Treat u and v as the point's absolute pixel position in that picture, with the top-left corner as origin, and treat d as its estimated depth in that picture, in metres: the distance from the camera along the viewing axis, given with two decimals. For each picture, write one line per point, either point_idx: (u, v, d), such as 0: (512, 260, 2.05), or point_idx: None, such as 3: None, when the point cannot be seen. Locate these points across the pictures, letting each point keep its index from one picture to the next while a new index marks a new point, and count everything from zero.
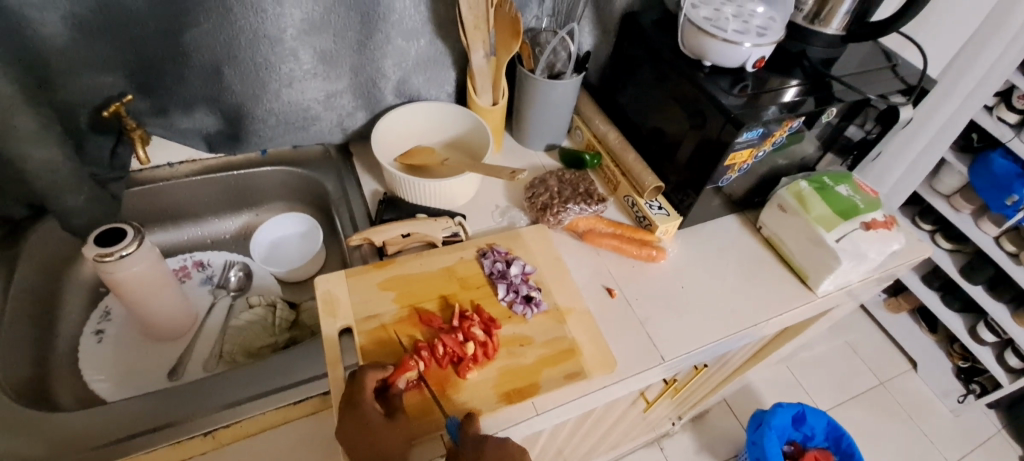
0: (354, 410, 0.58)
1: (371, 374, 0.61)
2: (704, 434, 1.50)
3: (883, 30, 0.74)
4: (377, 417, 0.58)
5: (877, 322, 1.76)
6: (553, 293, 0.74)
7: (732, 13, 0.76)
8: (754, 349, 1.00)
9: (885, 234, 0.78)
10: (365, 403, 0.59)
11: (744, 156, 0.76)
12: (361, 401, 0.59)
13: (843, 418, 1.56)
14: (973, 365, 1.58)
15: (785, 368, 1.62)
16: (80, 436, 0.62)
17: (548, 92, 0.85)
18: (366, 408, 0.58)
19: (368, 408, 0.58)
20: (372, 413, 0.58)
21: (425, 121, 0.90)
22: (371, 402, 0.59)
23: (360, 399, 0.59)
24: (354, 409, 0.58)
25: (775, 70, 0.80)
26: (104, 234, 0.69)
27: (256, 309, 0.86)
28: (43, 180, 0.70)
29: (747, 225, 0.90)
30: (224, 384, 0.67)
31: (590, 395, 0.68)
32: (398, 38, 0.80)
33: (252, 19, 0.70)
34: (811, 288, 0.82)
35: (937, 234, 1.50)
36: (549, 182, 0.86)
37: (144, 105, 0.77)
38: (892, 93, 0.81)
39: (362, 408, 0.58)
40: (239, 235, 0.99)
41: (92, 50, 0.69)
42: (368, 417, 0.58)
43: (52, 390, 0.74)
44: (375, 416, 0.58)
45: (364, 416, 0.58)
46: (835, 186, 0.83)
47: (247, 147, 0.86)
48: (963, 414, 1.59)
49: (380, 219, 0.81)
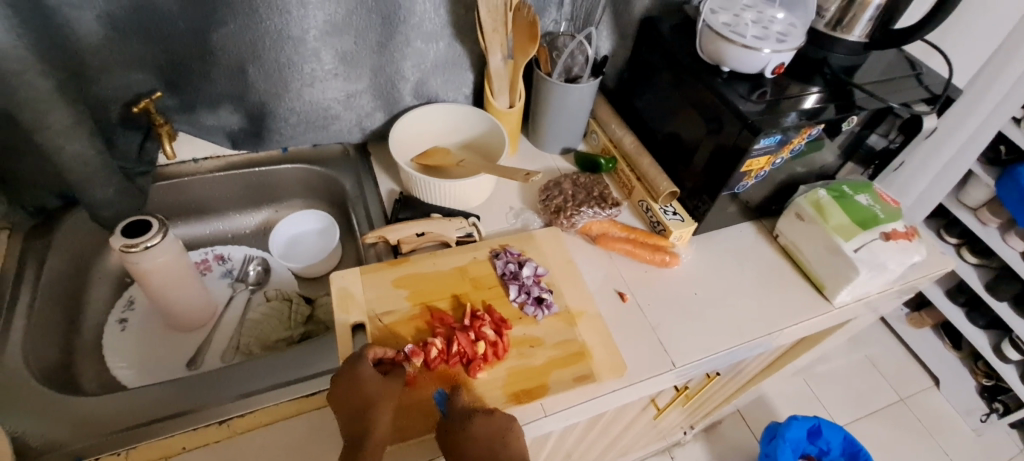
0: (351, 367, 0.61)
1: (375, 350, 0.63)
2: (717, 444, 1.48)
3: (909, 37, 0.72)
4: (370, 375, 0.60)
5: (898, 336, 1.72)
6: (565, 295, 0.75)
7: (752, 19, 0.77)
8: (769, 358, 0.99)
9: (906, 245, 0.77)
10: (364, 363, 0.61)
11: (761, 163, 0.75)
12: (359, 361, 0.61)
13: (861, 434, 1.52)
14: (996, 383, 1.54)
15: (801, 380, 1.60)
16: (102, 420, 0.64)
17: (565, 96, 0.85)
18: (363, 368, 0.61)
19: (365, 369, 0.61)
20: (366, 371, 0.60)
21: (443, 122, 0.91)
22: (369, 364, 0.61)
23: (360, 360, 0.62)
24: (352, 369, 0.61)
25: (795, 77, 0.79)
26: (131, 226, 0.72)
27: (273, 303, 0.89)
28: (75, 172, 0.73)
29: (764, 232, 0.89)
30: (241, 377, 0.69)
31: (600, 398, 0.68)
32: (418, 40, 0.81)
33: (277, 21, 0.72)
34: (827, 298, 0.81)
35: (962, 247, 1.46)
36: (563, 185, 0.87)
37: (172, 102, 0.80)
38: (916, 101, 0.79)
39: (360, 368, 0.61)
40: (259, 230, 1.01)
41: (125, 49, 0.72)
42: (363, 375, 0.60)
43: (77, 376, 0.77)
44: (369, 372, 0.61)
45: (359, 375, 0.60)
46: (854, 195, 0.81)
47: (269, 145, 0.88)
48: (985, 434, 1.55)
49: (396, 218, 0.83)
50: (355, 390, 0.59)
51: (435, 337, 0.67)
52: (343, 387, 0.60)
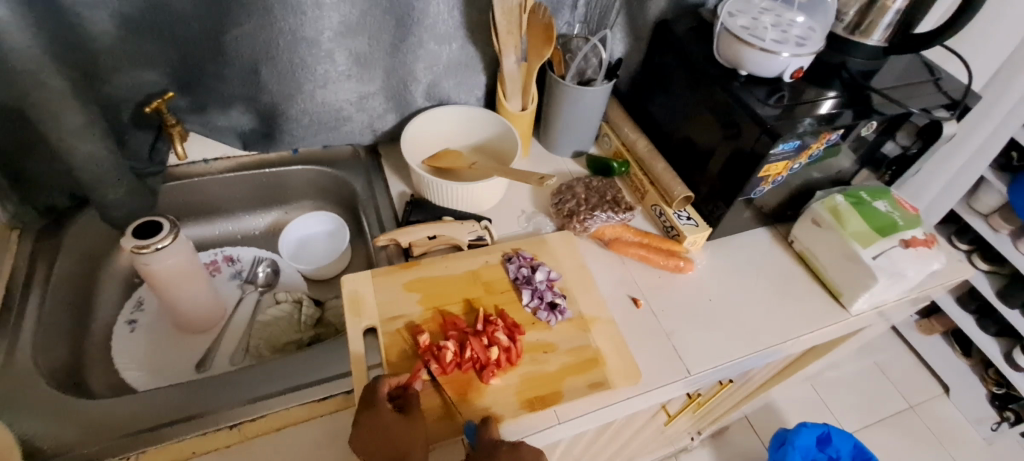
0: (369, 408, 0.59)
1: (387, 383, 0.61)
2: (725, 451, 1.47)
3: (928, 43, 0.71)
4: (391, 417, 0.58)
5: (908, 343, 1.70)
6: (578, 301, 0.74)
7: (770, 22, 0.76)
8: (779, 366, 0.98)
9: (926, 253, 0.76)
10: (382, 406, 0.59)
11: (779, 168, 0.74)
12: (376, 402, 0.59)
13: (870, 441, 1.51)
14: (1008, 391, 1.51)
15: (810, 387, 1.58)
16: (111, 424, 0.64)
17: (578, 99, 0.84)
18: (381, 410, 0.58)
19: (384, 412, 0.58)
20: (385, 413, 0.58)
21: (455, 125, 0.90)
22: (385, 404, 0.59)
23: (376, 402, 0.59)
24: (372, 415, 0.58)
25: (812, 81, 0.78)
26: (141, 226, 0.71)
27: (283, 305, 0.88)
28: (88, 172, 0.72)
29: (779, 238, 0.88)
30: (251, 380, 0.69)
31: (613, 406, 0.67)
32: (431, 42, 0.81)
33: (291, 22, 0.71)
34: (844, 306, 0.80)
35: (973, 254, 1.44)
36: (576, 188, 0.86)
37: (184, 102, 0.79)
38: (936, 107, 0.77)
39: (379, 413, 0.58)
40: (268, 232, 1.00)
41: (138, 48, 0.71)
42: (382, 416, 0.58)
43: (87, 377, 0.76)
44: (387, 412, 0.58)
45: (377, 418, 0.58)
46: (872, 201, 0.80)
47: (280, 146, 0.87)
48: (996, 442, 1.53)
49: (407, 220, 0.82)
50: (383, 437, 0.57)
51: (449, 340, 0.66)
52: (365, 434, 0.58)
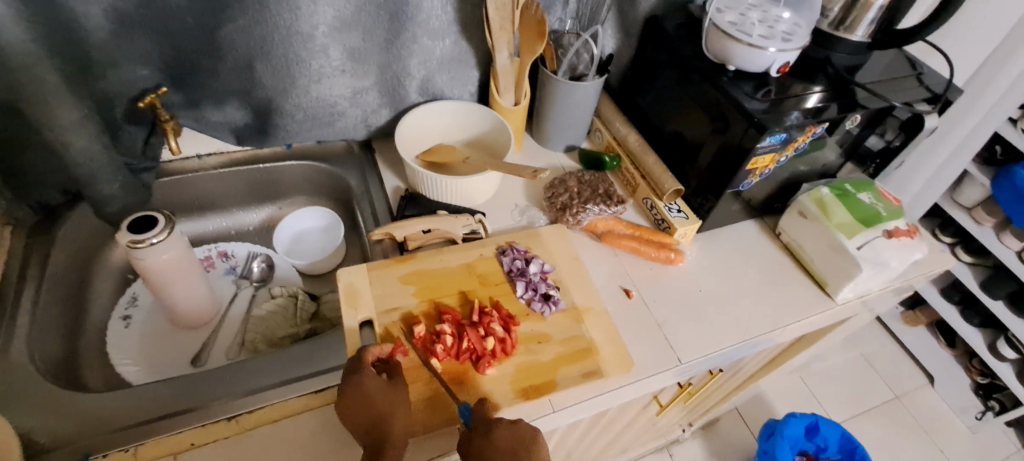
0: (354, 374, 0.61)
1: (373, 352, 0.63)
2: (715, 442, 1.49)
3: (909, 39, 0.73)
4: (373, 381, 0.60)
5: (893, 334, 1.74)
6: (572, 292, 0.75)
7: (758, 18, 0.78)
8: (768, 356, 1.00)
9: (908, 243, 0.78)
10: (367, 369, 0.61)
11: (766, 161, 0.76)
12: (362, 367, 0.61)
13: (858, 431, 1.54)
14: (992, 381, 1.56)
15: (797, 378, 1.61)
16: (109, 418, 0.64)
17: (570, 94, 0.86)
18: (364, 375, 0.60)
19: (368, 376, 0.60)
20: (370, 376, 0.60)
21: (448, 120, 0.91)
22: (369, 368, 0.61)
23: (363, 365, 0.61)
24: (356, 377, 0.60)
25: (798, 76, 0.80)
26: (137, 221, 0.71)
27: (278, 300, 0.88)
28: (83, 167, 0.72)
29: (767, 231, 0.90)
30: (248, 373, 0.70)
31: (606, 395, 0.69)
32: (424, 37, 0.82)
33: (287, 16, 0.72)
34: (829, 294, 0.82)
35: (957, 247, 1.47)
36: (569, 182, 0.87)
37: (178, 98, 0.79)
38: (918, 101, 0.80)
39: (363, 376, 0.60)
40: (263, 227, 1.01)
41: (131, 43, 0.71)
42: (367, 382, 0.59)
43: (82, 373, 0.76)
44: (373, 376, 0.60)
45: (361, 381, 0.59)
46: (857, 193, 0.82)
47: (274, 140, 0.87)
48: (980, 431, 1.56)
49: (401, 214, 0.83)
50: (365, 399, 0.58)
51: (443, 326, 0.67)
52: (351, 402, 0.59)
